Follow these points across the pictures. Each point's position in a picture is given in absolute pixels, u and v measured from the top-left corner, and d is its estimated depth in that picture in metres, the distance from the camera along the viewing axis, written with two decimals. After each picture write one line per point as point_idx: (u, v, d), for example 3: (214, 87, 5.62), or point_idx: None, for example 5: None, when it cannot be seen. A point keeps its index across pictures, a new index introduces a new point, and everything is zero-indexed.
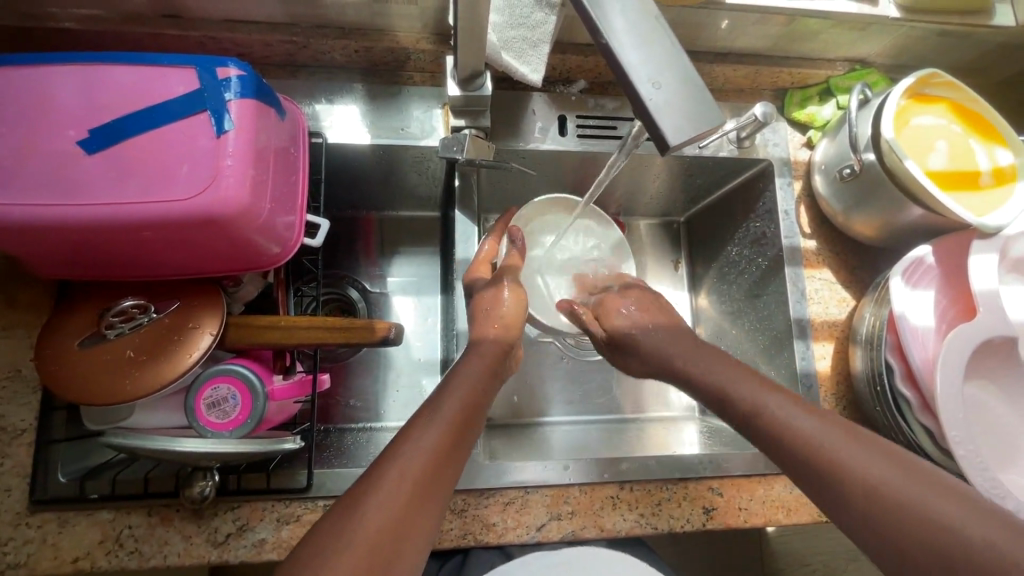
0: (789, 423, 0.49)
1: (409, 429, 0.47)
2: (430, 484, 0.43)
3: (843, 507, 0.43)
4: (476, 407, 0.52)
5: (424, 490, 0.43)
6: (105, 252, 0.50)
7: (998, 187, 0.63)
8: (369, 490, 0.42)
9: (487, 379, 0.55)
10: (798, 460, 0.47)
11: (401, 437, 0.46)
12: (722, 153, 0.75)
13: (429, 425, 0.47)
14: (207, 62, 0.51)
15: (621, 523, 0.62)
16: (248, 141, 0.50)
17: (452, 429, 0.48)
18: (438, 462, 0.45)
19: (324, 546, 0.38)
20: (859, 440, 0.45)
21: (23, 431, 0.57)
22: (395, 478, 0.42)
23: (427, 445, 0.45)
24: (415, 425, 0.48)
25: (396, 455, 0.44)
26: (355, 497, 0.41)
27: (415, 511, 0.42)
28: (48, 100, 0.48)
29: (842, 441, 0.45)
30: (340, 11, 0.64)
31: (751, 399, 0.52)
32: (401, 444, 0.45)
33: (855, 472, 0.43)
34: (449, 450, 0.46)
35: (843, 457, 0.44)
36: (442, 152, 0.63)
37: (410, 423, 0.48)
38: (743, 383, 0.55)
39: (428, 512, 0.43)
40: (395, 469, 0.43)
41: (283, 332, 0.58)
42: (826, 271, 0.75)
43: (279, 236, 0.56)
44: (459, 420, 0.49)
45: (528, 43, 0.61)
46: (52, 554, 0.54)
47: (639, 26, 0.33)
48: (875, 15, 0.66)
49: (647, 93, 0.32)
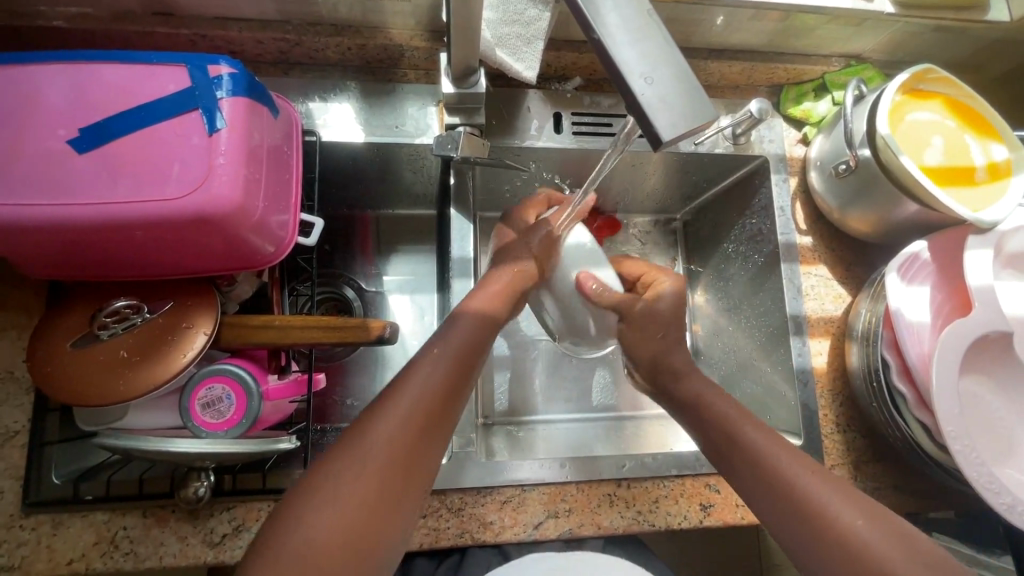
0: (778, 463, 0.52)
1: (418, 361, 0.51)
2: (438, 416, 0.48)
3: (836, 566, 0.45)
4: (468, 364, 0.53)
5: (432, 419, 0.48)
6: (97, 253, 0.49)
7: (994, 182, 0.63)
8: (379, 414, 0.46)
9: (483, 340, 0.56)
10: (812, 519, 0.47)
11: (392, 394, 0.48)
12: (718, 150, 0.74)
13: (418, 385, 0.49)
14: (198, 60, 0.51)
15: (617, 521, 0.62)
16: (240, 140, 0.50)
17: (459, 364, 0.52)
18: (429, 423, 0.47)
19: (339, 460, 0.43)
20: (863, 505, 0.47)
21: (16, 433, 0.56)
22: (405, 409, 0.47)
23: (437, 378, 0.50)
24: (422, 358, 0.52)
25: (409, 386, 0.49)
26: (369, 419, 0.46)
27: (408, 474, 0.44)
28: (36, 99, 0.48)
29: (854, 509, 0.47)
30: (333, 8, 0.63)
31: (732, 410, 0.58)
32: (404, 383, 0.49)
33: (861, 536, 0.45)
34: (438, 414, 0.48)
35: (844, 518, 0.46)
36: (437, 150, 0.63)
37: (419, 354, 0.52)
38: (734, 410, 0.58)
39: (435, 440, 0.47)
40: (386, 431, 0.45)
41: (277, 331, 0.57)
42: (821, 267, 0.75)
43: (272, 236, 0.55)
44: (450, 379, 0.51)
45: (522, 40, 0.61)
46: (46, 557, 0.54)
47: (630, 21, 0.33)
48: (870, 10, 0.66)
49: (638, 89, 0.32)
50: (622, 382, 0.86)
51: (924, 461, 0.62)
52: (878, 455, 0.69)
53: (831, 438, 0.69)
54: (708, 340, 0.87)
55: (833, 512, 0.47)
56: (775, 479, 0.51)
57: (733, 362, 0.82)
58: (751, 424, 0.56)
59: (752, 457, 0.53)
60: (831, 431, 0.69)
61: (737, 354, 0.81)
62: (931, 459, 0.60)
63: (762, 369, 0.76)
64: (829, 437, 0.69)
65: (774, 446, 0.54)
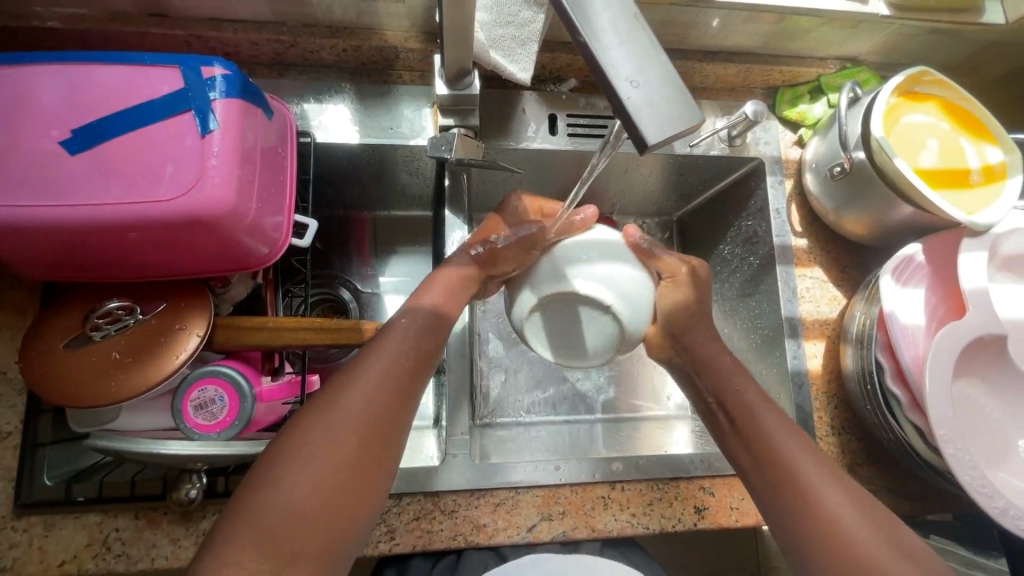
0: (789, 447, 0.53)
1: (389, 330, 0.54)
2: (410, 382, 0.52)
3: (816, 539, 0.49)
4: (434, 338, 0.56)
5: (404, 385, 0.51)
6: (89, 254, 0.49)
7: (988, 184, 0.63)
8: (352, 381, 0.50)
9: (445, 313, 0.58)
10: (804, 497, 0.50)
11: (362, 368, 0.50)
12: (714, 152, 0.74)
13: (387, 357, 0.51)
14: (192, 61, 0.51)
15: (611, 524, 0.62)
16: (233, 141, 0.50)
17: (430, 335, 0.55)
18: (399, 393, 0.50)
19: (315, 423, 0.46)
20: (852, 496, 0.50)
21: (8, 434, 0.56)
22: (377, 376, 0.50)
23: (407, 346, 0.53)
24: (392, 328, 0.55)
25: (379, 353, 0.52)
26: (342, 385, 0.49)
27: (382, 440, 0.48)
28: (29, 99, 0.47)
29: (855, 514, 0.49)
30: (328, 9, 0.63)
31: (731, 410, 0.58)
32: (375, 350, 0.52)
33: (842, 522, 0.48)
34: (408, 384, 0.51)
35: (829, 505, 0.49)
36: (431, 151, 0.62)
37: (391, 324, 0.55)
38: (761, 397, 0.58)
39: (407, 403, 0.51)
40: (359, 403, 0.48)
41: (269, 333, 0.57)
42: (817, 270, 0.75)
43: (266, 237, 0.55)
44: (418, 352, 0.53)
45: (516, 41, 0.60)
46: (37, 559, 0.54)
47: (618, 24, 0.33)
48: (865, 13, 0.66)
49: (625, 92, 0.32)
50: (618, 384, 0.86)
51: (918, 465, 0.62)
52: (873, 458, 0.69)
53: (826, 440, 0.69)
54: None
55: (833, 514, 0.49)
56: (780, 467, 0.53)
57: None
58: (773, 412, 0.57)
59: (768, 444, 0.54)
60: (826, 434, 0.69)
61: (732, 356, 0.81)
62: (925, 463, 0.60)
63: (757, 372, 0.76)
64: (825, 440, 0.69)
65: (785, 443, 0.54)
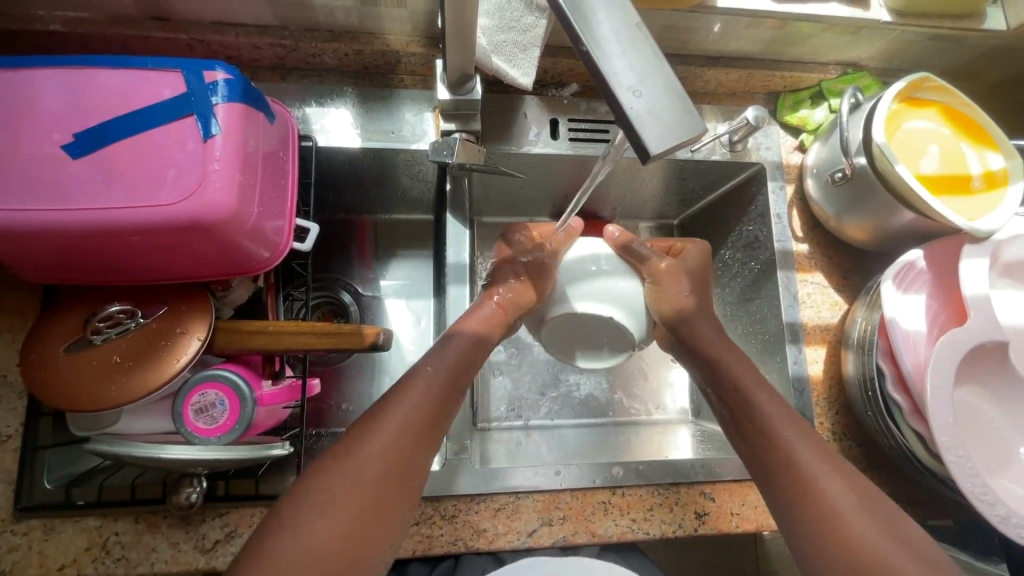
0: (788, 441, 0.53)
1: (413, 376, 0.54)
2: (430, 433, 0.51)
3: (811, 531, 0.48)
4: (458, 377, 0.56)
5: (424, 435, 0.51)
6: (90, 257, 0.49)
7: (989, 191, 0.63)
8: (373, 429, 0.49)
9: (476, 353, 0.59)
10: (802, 487, 0.50)
11: (386, 411, 0.50)
12: (715, 156, 0.74)
13: (413, 399, 0.52)
14: (194, 65, 0.51)
15: (612, 529, 0.62)
16: (235, 146, 0.50)
17: (451, 383, 0.55)
18: (421, 434, 0.50)
19: (333, 472, 0.46)
20: (853, 488, 0.50)
21: (7, 438, 0.56)
22: (397, 427, 0.50)
23: (429, 395, 0.53)
24: (415, 375, 0.54)
25: (403, 402, 0.52)
26: (362, 433, 0.49)
27: (399, 482, 0.48)
28: (31, 103, 0.48)
29: (873, 524, 0.47)
30: (330, 14, 0.64)
31: (733, 413, 0.58)
32: (399, 399, 0.52)
33: (839, 511, 0.48)
34: (427, 433, 0.51)
35: (827, 496, 0.49)
36: (432, 156, 0.62)
37: (415, 369, 0.55)
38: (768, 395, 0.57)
39: (426, 455, 0.50)
40: (379, 442, 0.48)
41: (271, 337, 0.57)
42: (818, 275, 0.74)
43: (268, 241, 0.55)
44: (441, 395, 0.54)
45: (518, 46, 0.61)
46: (36, 563, 0.54)
47: (621, 33, 0.33)
48: (866, 19, 0.66)
49: (627, 101, 0.32)
50: (619, 389, 0.86)
51: (919, 471, 0.62)
52: (874, 464, 0.68)
53: None
54: None
55: (839, 514, 0.48)
56: (776, 468, 0.52)
57: None
58: (779, 404, 0.56)
59: (767, 442, 0.54)
60: (827, 440, 0.69)
61: None
62: (927, 469, 0.60)
63: None
64: None
65: (786, 445, 0.53)
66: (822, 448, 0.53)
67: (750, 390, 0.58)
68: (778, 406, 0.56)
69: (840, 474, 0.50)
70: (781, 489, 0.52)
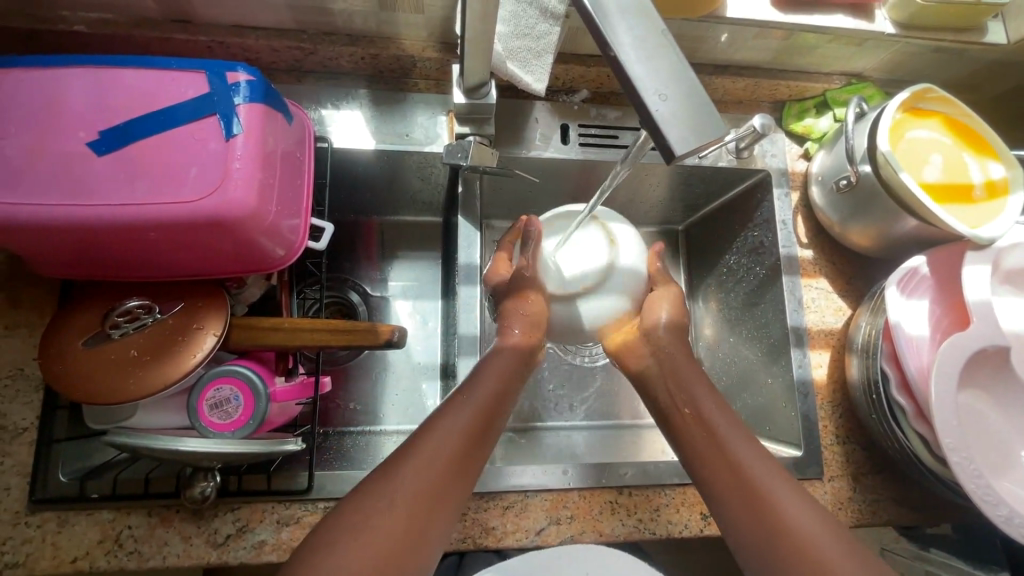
0: (731, 444, 0.55)
1: (446, 406, 0.55)
2: (465, 460, 0.51)
3: (756, 530, 0.49)
4: (497, 411, 0.56)
5: (457, 464, 0.50)
6: (112, 252, 0.50)
7: (991, 200, 0.64)
8: (406, 458, 0.49)
9: (512, 384, 0.59)
10: (749, 486, 0.52)
11: (418, 442, 0.51)
12: (721, 163, 0.76)
13: (447, 429, 0.52)
14: (217, 67, 0.52)
15: (618, 529, 0.63)
16: (256, 146, 0.51)
17: (483, 411, 0.54)
18: (454, 465, 0.50)
19: (365, 500, 0.46)
20: (793, 489, 0.51)
21: (24, 430, 0.57)
22: (430, 455, 0.50)
23: (462, 423, 0.53)
24: (451, 402, 0.55)
25: (436, 428, 0.52)
26: (396, 461, 0.49)
27: (429, 515, 0.47)
28: (58, 101, 0.49)
29: (826, 535, 0.48)
30: (348, 19, 0.65)
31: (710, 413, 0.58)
32: (433, 426, 0.52)
33: (783, 509, 0.49)
34: (460, 462, 0.51)
35: (771, 496, 0.50)
36: (446, 158, 0.64)
37: (447, 400, 0.56)
38: (715, 403, 0.59)
39: (461, 485, 0.50)
40: (409, 474, 0.48)
41: (287, 333, 0.58)
42: (822, 280, 0.76)
43: (284, 239, 0.56)
44: (476, 425, 0.53)
45: (532, 53, 0.62)
46: (50, 555, 0.54)
47: (645, 40, 0.34)
48: (872, 31, 0.68)
49: (653, 104, 0.33)
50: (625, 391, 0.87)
51: (924, 475, 0.62)
52: (878, 468, 0.69)
53: (830, 449, 0.70)
54: (710, 351, 0.87)
55: (780, 513, 0.49)
56: (724, 471, 0.53)
57: (734, 374, 0.82)
58: (721, 410, 0.58)
59: (718, 444, 0.55)
60: (831, 442, 0.70)
61: (739, 365, 0.81)
62: (929, 471, 0.61)
63: (762, 381, 0.77)
64: (829, 449, 0.69)
65: (741, 449, 0.54)
66: (761, 450, 0.55)
67: (702, 394, 0.60)
68: (723, 412, 0.58)
69: (790, 484, 0.52)
70: (728, 489, 0.53)
